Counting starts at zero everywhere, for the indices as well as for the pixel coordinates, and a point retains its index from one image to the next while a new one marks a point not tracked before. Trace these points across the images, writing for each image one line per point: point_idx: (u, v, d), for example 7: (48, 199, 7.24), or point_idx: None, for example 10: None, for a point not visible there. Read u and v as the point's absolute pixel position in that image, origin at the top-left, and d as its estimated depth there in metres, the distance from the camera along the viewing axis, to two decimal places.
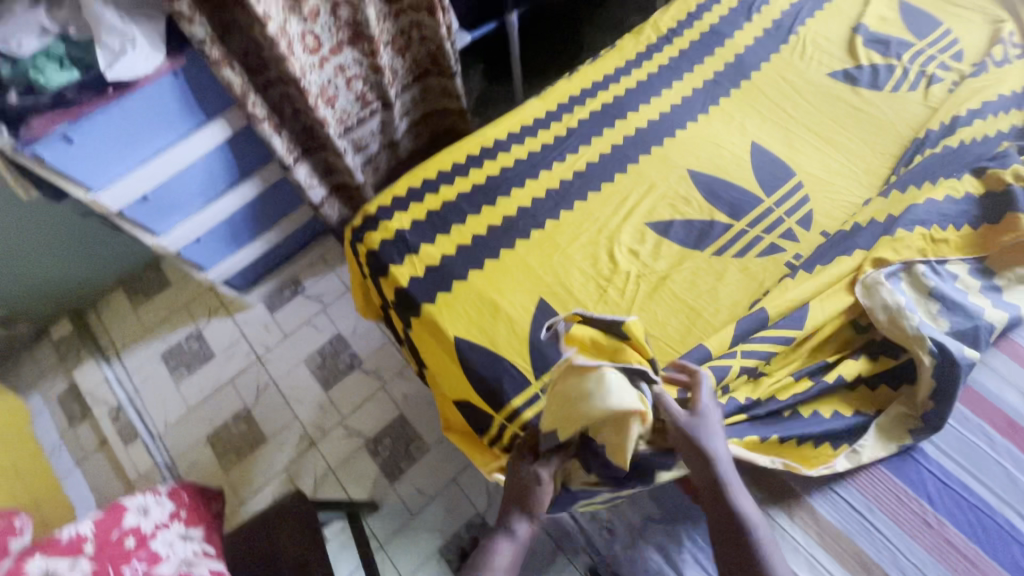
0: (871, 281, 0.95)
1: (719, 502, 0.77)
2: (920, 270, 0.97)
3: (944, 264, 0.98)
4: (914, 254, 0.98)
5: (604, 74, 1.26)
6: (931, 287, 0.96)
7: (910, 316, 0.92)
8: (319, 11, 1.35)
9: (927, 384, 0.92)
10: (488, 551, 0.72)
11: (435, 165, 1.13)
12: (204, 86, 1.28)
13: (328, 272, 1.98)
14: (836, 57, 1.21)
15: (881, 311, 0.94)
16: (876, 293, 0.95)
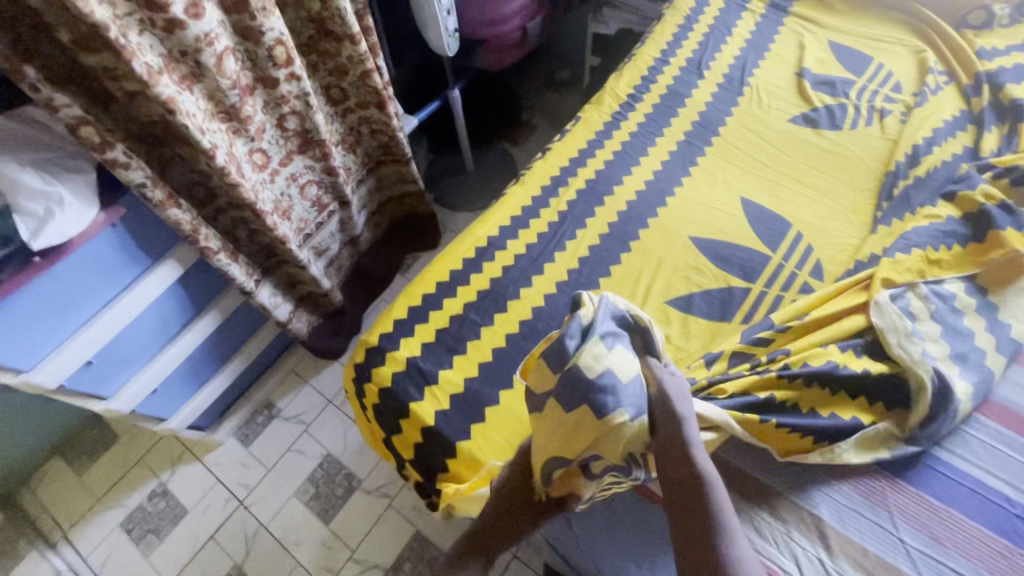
0: (879, 301, 0.94)
1: (692, 498, 0.62)
2: (923, 291, 0.96)
3: (942, 284, 0.98)
4: (913, 275, 0.98)
5: (578, 149, 1.24)
6: (932, 308, 0.94)
7: (916, 344, 0.90)
8: (264, 127, 1.24)
9: (923, 406, 0.86)
10: None
11: (431, 277, 1.05)
12: (147, 229, 1.14)
13: (303, 387, 1.81)
14: (791, 103, 1.26)
15: (891, 333, 0.91)
16: (886, 312, 0.92)
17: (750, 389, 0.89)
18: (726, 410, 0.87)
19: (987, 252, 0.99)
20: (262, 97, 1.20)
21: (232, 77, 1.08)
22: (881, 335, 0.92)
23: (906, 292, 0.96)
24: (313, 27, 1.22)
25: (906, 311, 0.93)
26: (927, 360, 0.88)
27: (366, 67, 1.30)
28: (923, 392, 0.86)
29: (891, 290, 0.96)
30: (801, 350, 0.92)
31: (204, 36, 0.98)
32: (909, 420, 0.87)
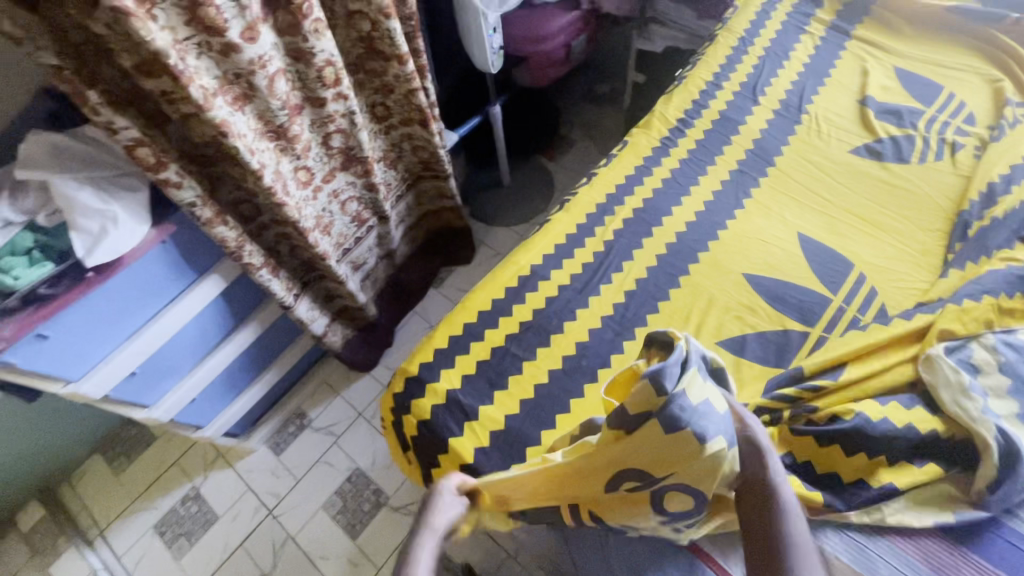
0: (929, 355, 0.87)
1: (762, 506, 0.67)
2: (991, 341, 0.87)
3: (1014, 333, 0.89)
4: (980, 326, 0.91)
5: (626, 176, 1.21)
6: (1002, 361, 0.85)
7: (976, 399, 0.81)
8: (310, 144, 1.25)
9: (987, 469, 0.78)
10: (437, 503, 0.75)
11: (473, 306, 1.03)
12: (194, 245, 1.15)
13: (334, 397, 1.82)
14: (852, 133, 1.20)
15: (945, 390, 0.84)
16: (937, 368, 0.86)
17: (768, 442, 0.87)
18: None
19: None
20: (310, 116, 1.20)
21: (282, 97, 1.08)
22: (932, 391, 0.86)
23: (967, 342, 0.88)
24: (362, 47, 1.21)
25: (964, 364, 0.86)
26: (988, 417, 0.80)
27: (412, 86, 1.29)
28: (989, 451, 0.78)
29: (947, 343, 0.89)
30: (830, 406, 0.87)
31: (258, 58, 0.99)
32: (975, 484, 0.80)
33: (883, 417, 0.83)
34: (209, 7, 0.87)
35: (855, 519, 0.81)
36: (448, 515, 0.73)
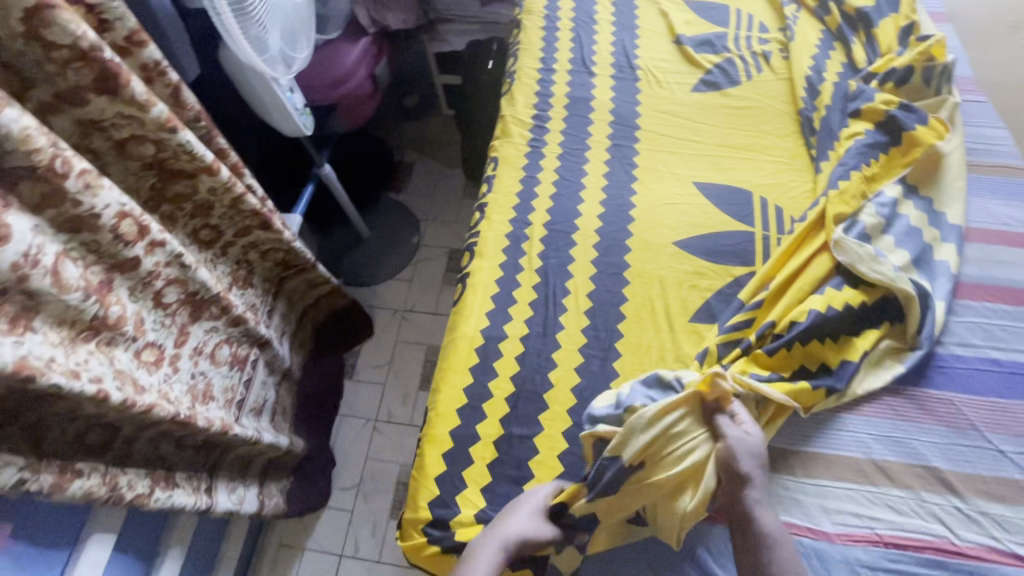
0: (836, 237, 0.94)
1: (744, 528, 0.73)
2: (869, 210, 0.99)
3: (882, 195, 1.01)
4: (859, 199, 1.00)
5: (517, 193, 1.13)
6: (881, 224, 0.97)
7: (884, 262, 0.90)
8: (141, 317, 0.95)
9: (914, 315, 0.88)
10: (473, 554, 0.74)
11: (447, 406, 0.91)
12: (47, 521, 0.84)
13: (302, 555, 1.53)
14: (685, 72, 1.26)
15: (862, 264, 0.90)
16: (847, 247, 0.92)
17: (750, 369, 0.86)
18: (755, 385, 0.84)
19: (908, 153, 1.04)
20: (125, 285, 0.91)
21: (81, 285, 0.79)
22: (852, 270, 0.92)
23: (856, 218, 0.98)
24: (154, 176, 0.94)
25: (861, 236, 0.95)
26: (900, 274, 0.89)
27: (237, 193, 1.04)
28: (910, 298, 0.88)
29: (841, 223, 0.97)
30: (782, 314, 0.90)
31: (23, 256, 0.70)
32: (908, 330, 0.89)
33: (828, 306, 0.89)
34: None
35: (835, 399, 0.85)
36: (533, 526, 0.76)
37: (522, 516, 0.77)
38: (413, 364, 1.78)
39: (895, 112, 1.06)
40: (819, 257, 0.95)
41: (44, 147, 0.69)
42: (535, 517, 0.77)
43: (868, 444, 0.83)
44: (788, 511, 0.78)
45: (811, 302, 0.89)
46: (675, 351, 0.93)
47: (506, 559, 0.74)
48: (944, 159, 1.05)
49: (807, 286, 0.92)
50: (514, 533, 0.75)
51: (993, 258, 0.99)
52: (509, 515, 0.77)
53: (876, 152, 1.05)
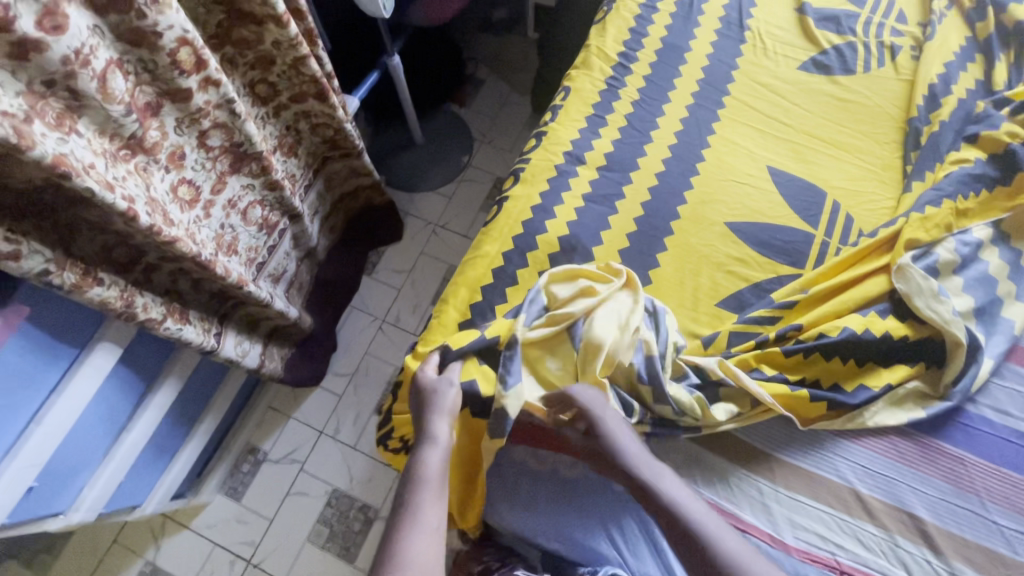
0: (901, 263, 0.86)
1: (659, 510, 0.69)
2: (948, 244, 0.90)
3: (969, 233, 0.92)
4: (942, 229, 0.91)
5: (579, 129, 1.07)
6: (956, 262, 0.89)
7: (945, 302, 0.84)
8: (182, 151, 0.96)
9: (956, 365, 0.82)
10: (415, 463, 0.74)
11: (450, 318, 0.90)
12: (64, 316, 0.89)
13: (286, 422, 1.62)
14: (797, 47, 1.14)
15: (920, 297, 0.84)
16: (910, 276, 0.85)
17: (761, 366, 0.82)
18: (763, 383, 0.80)
19: (1015, 196, 0.93)
20: (173, 114, 0.90)
21: (124, 99, 0.78)
22: (907, 301, 0.85)
23: (931, 249, 0.89)
24: (224, 10, 0.92)
25: (929, 268, 0.87)
26: (958, 318, 0.83)
27: (301, 54, 1.01)
28: (958, 348, 0.82)
29: (913, 250, 0.89)
30: (814, 323, 0.84)
31: (76, 55, 0.68)
32: (943, 378, 0.83)
33: (866, 330, 0.83)
34: None
35: (840, 422, 0.81)
36: (448, 409, 0.77)
37: (438, 408, 0.76)
38: (431, 280, 1.79)
39: (1017, 147, 0.94)
40: (875, 278, 0.88)
41: None
42: (443, 398, 0.77)
43: (854, 472, 0.79)
44: (753, 513, 0.76)
45: (850, 320, 0.84)
46: (691, 328, 0.89)
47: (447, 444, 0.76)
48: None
49: (852, 303, 0.86)
50: (440, 427, 0.75)
51: None
52: (427, 413, 0.76)
53: (978, 186, 0.95)
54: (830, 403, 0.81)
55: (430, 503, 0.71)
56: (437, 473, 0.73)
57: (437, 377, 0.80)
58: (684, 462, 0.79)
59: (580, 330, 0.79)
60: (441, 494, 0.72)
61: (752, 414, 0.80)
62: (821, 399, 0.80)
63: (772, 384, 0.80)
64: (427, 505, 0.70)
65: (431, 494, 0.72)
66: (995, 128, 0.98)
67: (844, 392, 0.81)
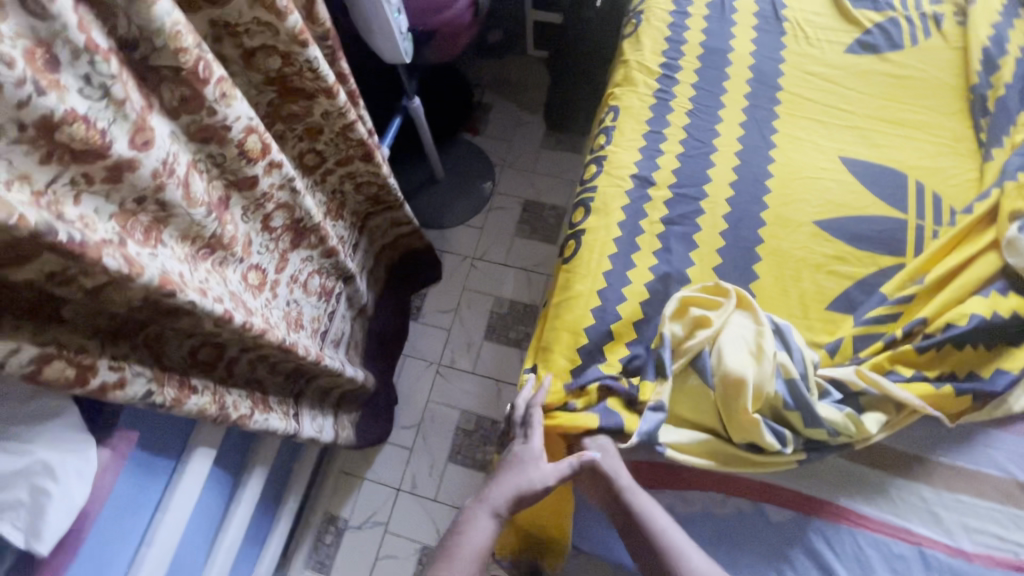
0: (1010, 236, 0.83)
1: (627, 524, 0.73)
2: None
3: None
4: None
5: (640, 148, 1.05)
6: None
7: None
8: (250, 239, 0.93)
9: None
10: (468, 520, 0.73)
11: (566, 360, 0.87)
12: (160, 430, 0.86)
13: (360, 484, 1.58)
14: (838, 30, 1.12)
15: None
16: (1023, 249, 0.82)
17: (895, 366, 0.80)
18: (903, 384, 0.78)
19: None
20: (240, 204, 0.88)
21: (204, 200, 0.75)
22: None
23: None
24: (275, 92, 0.90)
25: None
26: None
27: (349, 120, 0.99)
28: None
29: (1017, 220, 0.85)
30: (938, 313, 0.82)
31: (161, 165, 0.65)
32: None
33: (994, 312, 0.80)
34: (72, 124, 0.53)
35: (984, 413, 0.78)
36: (525, 478, 0.75)
37: (515, 478, 0.75)
38: (480, 315, 1.76)
39: None
40: (985, 256, 0.86)
41: (192, 46, 0.64)
42: (526, 477, 0.76)
43: (1013, 462, 0.76)
44: (922, 522, 0.74)
45: (974, 305, 0.81)
46: (807, 338, 0.86)
47: (500, 523, 0.73)
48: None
49: (969, 286, 0.83)
50: (506, 496, 0.74)
51: None
52: (504, 478, 0.76)
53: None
54: (976, 393, 0.78)
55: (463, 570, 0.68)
56: (481, 545, 0.70)
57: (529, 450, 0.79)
58: (837, 480, 0.77)
59: (710, 364, 0.77)
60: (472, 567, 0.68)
61: (899, 419, 0.77)
62: (967, 391, 0.77)
63: (912, 384, 0.78)
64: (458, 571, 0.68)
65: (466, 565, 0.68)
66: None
67: (988, 380, 0.78)
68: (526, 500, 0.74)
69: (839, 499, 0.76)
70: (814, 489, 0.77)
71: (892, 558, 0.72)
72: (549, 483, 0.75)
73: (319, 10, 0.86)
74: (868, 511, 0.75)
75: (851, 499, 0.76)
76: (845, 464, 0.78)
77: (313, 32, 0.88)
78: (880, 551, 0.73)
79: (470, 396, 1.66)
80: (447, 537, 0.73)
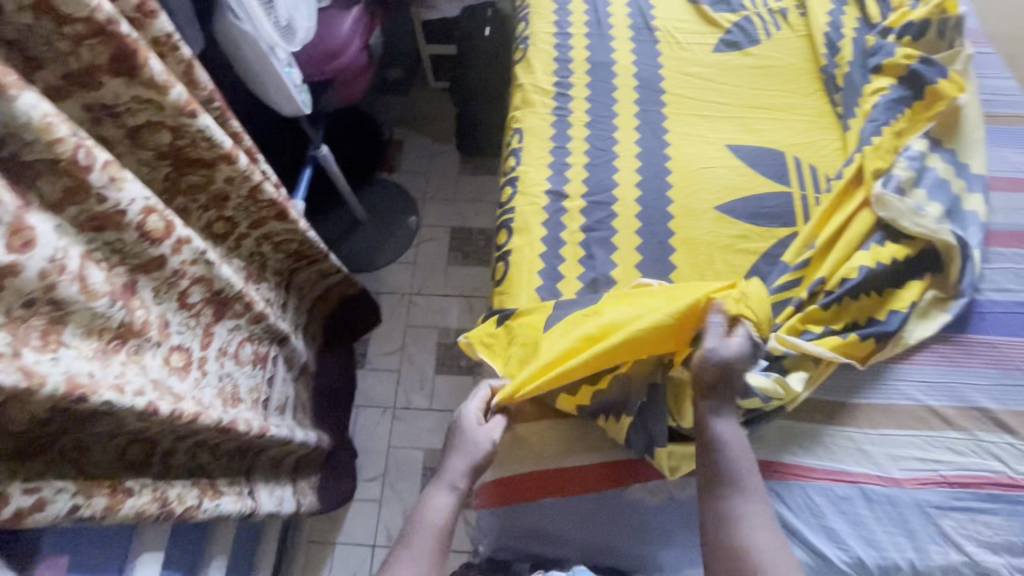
0: (878, 193, 0.94)
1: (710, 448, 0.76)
2: (902, 163, 0.99)
3: (910, 149, 1.01)
4: (893, 153, 1.01)
5: (549, 164, 1.10)
6: (914, 176, 0.98)
7: (926, 216, 0.92)
8: (166, 320, 0.88)
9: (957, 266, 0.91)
10: (426, 499, 0.83)
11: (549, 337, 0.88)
12: (89, 548, 0.78)
13: (332, 550, 1.50)
14: (704, 33, 1.23)
15: (905, 219, 0.92)
16: (889, 203, 0.93)
17: (807, 326, 0.88)
18: (818, 341, 0.85)
19: (932, 106, 1.05)
20: (149, 285, 0.83)
21: (106, 290, 0.71)
22: (894, 224, 0.93)
23: (891, 172, 0.98)
24: (170, 165, 0.87)
25: (897, 191, 0.95)
26: (943, 226, 0.91)
27: (255, 181, 0.97)
28: (953, 249, 0.90)
29: (880, 179, 0.97)
30: (834, 270, 0.91)
31: (49, 263, 0.61)
32: (951, 280, 0.91)
33: (877, 261, 0.90)
34: None
35: (889, 350, 0.87)
36: (471, 450, 0.85)
37: (466, 451, 0.85)
38: (427, 350, 1.74)
39: (917, 65, 1.07)
40: (861, 213, 0.97)
41: (68, 135, 0.61)
42: (472, 445, 0.86)
43: (917, 389, 0.86)
44: (856, 463, 0.81)
45: (860, 258, 0.91)
46: None
47: (456, 497, 0.83)
48: (965, 112, 1.07)
49: (854, 242, 0.93)
50: (459, 471, 0.84)
51: (1017, 203, 1.03)
52: (453, 456, 0.86)
53: (904, 106, 1.06)
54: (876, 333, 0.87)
55: (424, 543, 0.78)
56: (439, 522, 0.80)
57: (477, 424, 0.87)
58: (780, 440, 0.83)
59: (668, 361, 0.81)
60: (434, 541, 0.78)
61: (820, 374, 0.84)
62: (870, 335, 0.86)
63: (823, 338, 0.86)
64: (412, 555, 0.76)
65: (429, 538, 0.79)
66: (892, 55, 1.10)
67: (884, 322, 0.87)
68: (478, 469, 0.85)
69: (784, 457, 0.81)
70: (761, 453, 0.82)
71: (836, 500, 0.78)
72: (490, 443, 0.86)
73: (199, 73, 0.84)
74: (812, 463, 0.81)
75: (794, 455, 0.82)
76: (783, 423, 0.84)
77: (197, 97, 0.86)
78: (826, 496, 0.79)
79: (431, 433, 1.63)
80: (411, 519, 0.82)
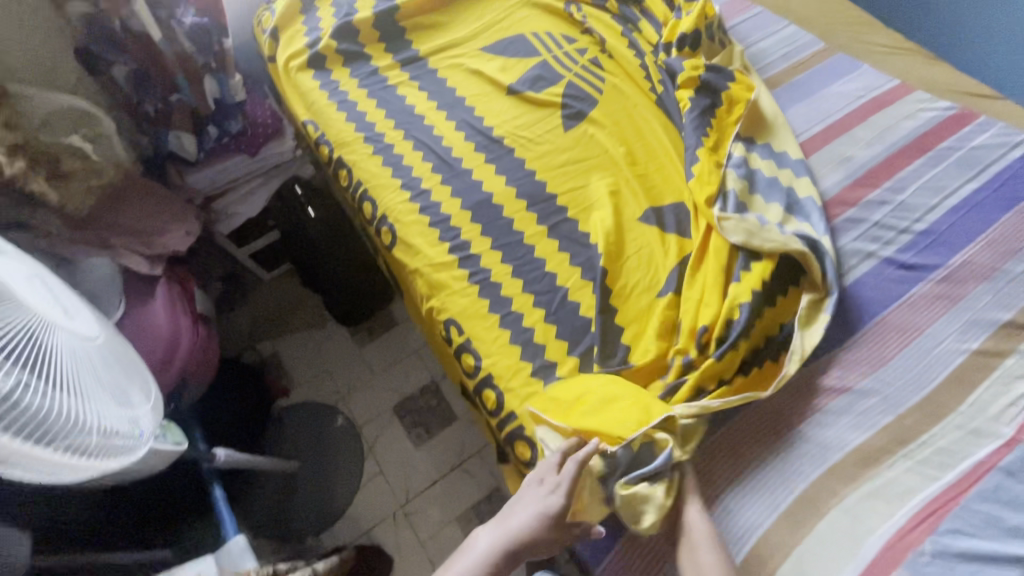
0: (719, 218, 0.97)
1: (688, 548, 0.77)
2: (728, 176, 1.03)
3: (732, 157, 1.06)
4: (717, 173, 1.04)
5: (511, 341, 0.95)
6: (742, 186, 1.02)
7: (770, 228, 0.96)
8: None
9: (818, 271, 0.93)
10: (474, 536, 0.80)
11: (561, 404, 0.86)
12: None
13: None
14: (544, 117, 1.17)
15: (753, 234, 0.95)
16: (735, 227, 0.95)
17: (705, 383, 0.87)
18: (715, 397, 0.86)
19: (732, 111, 1.11)
20: None
21: None
22: (751, 244, 0.95)
23: (728, 193, 1.01)
24: None
25: (738, 207, 0.99)
26: (787, 233, 0.95)
27: None
28: (807, 255, 0.92)
29: (716, 203, 1.00)
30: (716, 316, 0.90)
31: None
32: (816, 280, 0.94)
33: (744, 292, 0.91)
34: None
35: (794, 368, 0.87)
36: (533, 523, 0.77)
37: (533, 520, 0.77)
38: None
39: (705, 78, 1.11)
40: (713, 240, 0.98)
41: None
42: (543, 521, 0.77)
43: (846, 378, 0.88)
44: (978, 445, 0.81)
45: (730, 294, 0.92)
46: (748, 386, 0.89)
47: (500, 555, 0.77)
48: (761, 104, 1.14)
49: (721, 281, 0.93)
50: (515, 525, 0.77)
51: (876, 127, 1.13)
52: (521, 508, 0.79)
53: (708, 119, 1.09)
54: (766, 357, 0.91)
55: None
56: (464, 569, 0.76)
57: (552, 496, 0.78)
58: (912, 473, 0.80)
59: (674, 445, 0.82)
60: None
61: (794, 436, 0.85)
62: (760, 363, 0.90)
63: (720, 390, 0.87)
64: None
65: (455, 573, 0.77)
66: (682, 70, 1.13)
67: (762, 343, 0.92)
68: (538, 543, 0.77)
69: (932, 491, 0.78)
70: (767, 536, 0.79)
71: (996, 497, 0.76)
72: (555, 531, 0.77)
73: None
74: (956, 472, 0.79)
75: (937, 473, 0.79)
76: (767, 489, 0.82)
77: None
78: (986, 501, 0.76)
79: None
80: (458, 552, 0.80)
